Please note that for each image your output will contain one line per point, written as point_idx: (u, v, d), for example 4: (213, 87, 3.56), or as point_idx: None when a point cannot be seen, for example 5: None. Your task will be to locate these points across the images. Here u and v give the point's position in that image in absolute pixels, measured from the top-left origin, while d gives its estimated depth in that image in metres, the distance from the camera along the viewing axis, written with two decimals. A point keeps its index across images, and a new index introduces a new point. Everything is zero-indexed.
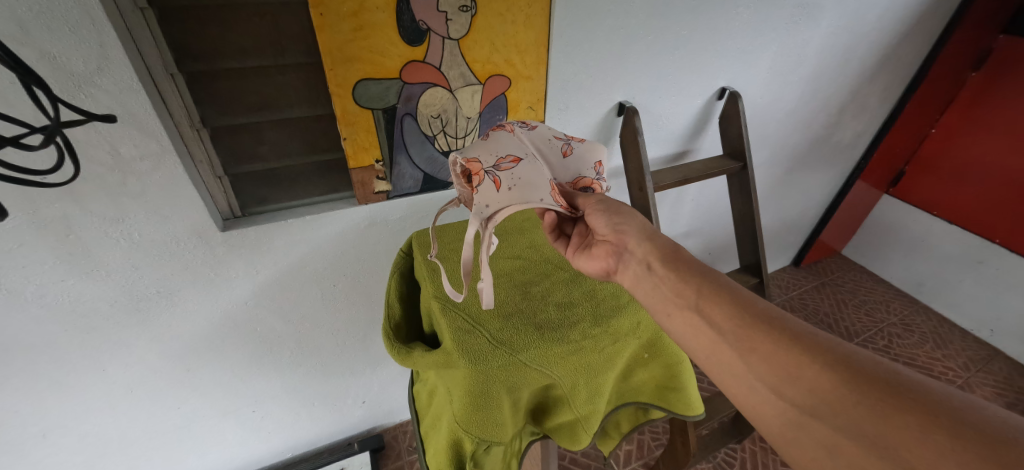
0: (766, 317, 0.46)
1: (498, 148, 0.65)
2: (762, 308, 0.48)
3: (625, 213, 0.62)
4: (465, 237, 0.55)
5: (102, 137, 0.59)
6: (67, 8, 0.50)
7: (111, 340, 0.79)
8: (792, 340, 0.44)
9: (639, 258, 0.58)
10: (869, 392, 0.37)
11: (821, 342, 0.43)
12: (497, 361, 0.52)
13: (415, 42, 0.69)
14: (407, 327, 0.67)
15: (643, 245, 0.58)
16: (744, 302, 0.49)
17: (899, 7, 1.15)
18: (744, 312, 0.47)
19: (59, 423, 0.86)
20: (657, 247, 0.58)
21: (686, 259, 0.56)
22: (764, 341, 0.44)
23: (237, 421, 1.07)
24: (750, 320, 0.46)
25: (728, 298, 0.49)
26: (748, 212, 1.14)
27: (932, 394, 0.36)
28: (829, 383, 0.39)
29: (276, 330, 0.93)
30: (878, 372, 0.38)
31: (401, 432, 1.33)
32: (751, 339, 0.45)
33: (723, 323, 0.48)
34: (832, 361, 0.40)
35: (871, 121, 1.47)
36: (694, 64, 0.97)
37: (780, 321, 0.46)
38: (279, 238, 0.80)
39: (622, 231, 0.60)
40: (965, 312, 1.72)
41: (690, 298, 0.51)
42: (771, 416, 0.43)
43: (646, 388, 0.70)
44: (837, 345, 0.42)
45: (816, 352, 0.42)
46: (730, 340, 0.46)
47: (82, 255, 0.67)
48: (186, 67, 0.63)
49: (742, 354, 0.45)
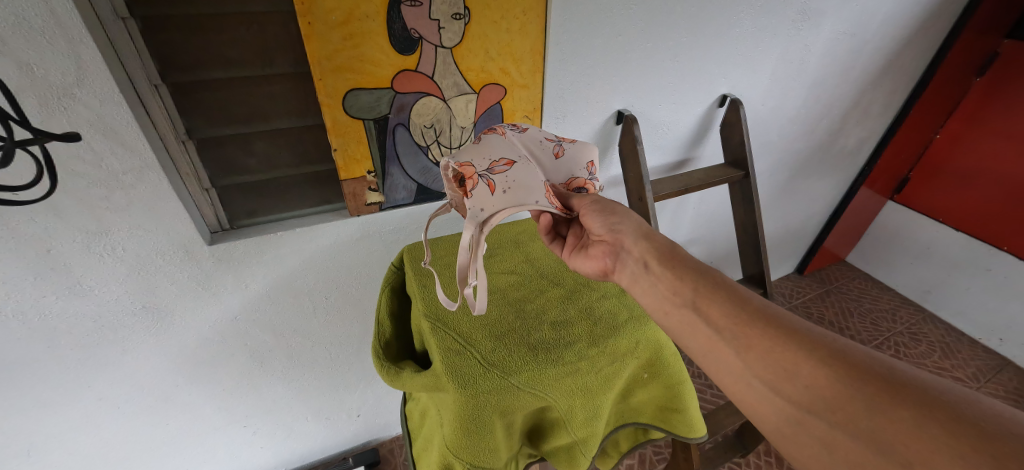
0: (763, 313, 0.45)
1: (491, 152, 0.63)
2: (758, 305, 0.46)
3: (620, 213, 0.59)
4: (461, 241, 0.53)
5: (84, 149, 0.57)
6: (44, 20, 0.48)
7: (96, 356, 0.77)
8: (789, 336, 0.43)
9: (636, 257, 0.56)
10: (865, 388, 0.37)
11: (817, 337, 0.42)
12: (487, 382, 0.49)
13: (407, 51, 0.67)
14: (397, 345, 0.64)
15: (640, 244, 0.56)
16: (742, 300, 0.47)
17: (903, 12, 1.13)
18: (740, 310, 0.46)
19: (43, 442, 0.84)
20: (654, 246, 0.55)
21: (682, 258, 0.53)
22: (761, 340, 0.43)
23: (227, 437, 1.04)
24: (747, 318, 0.45)
25: (725, 296, 0.48)
26: (751, 221, 1.12)
27: (927, 388, 0.35)
28: (826, 379, 0.39)
29: (267, 344, 0.91)
30: (873, 367, 0.38)
31: (397, 446, 1.30)
32: (749, 337, 0.44)
33: (720, 322, 0.46)
34: (828, 357, 0.40)
35: (874, 128, 1.45)
36: (694, 72, 0.96)
37: (776, 317, 0.45)
38: (268, 252, 0.78)
39: (618, 232, 0.58)
40: (972, 321, 1.69)
41: (687, 296, 0.50)
42: (769, 414, 0.42)
43: (646, 408, 0.67)
44: (832, 341, 0.41)
45: (812, 348, 0.41)
46: (727, 340, 0.45)
47: (63, 271, 0.65)
48: (170, 78, 0.61)
49: (739, 353, 0.44)
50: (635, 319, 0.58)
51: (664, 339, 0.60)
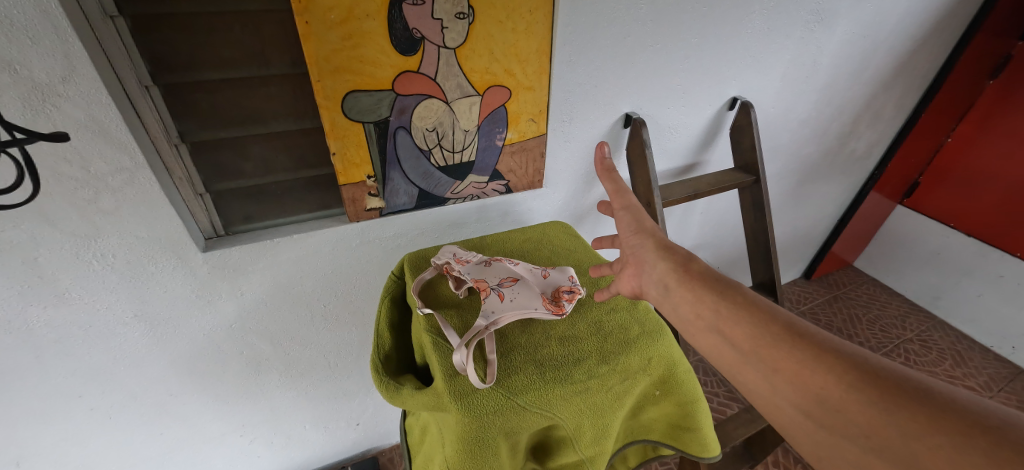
0: (788, 332, 0.42)
1: (489, 266, 0.63)
2: (784, 323, 0.43)
3: (641, 230, 0.57)
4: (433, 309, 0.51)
5: (71, 153, 0.55)
6: (29, 17, 0.46)
7: (86, 367, 0.74)
8: (815, 356, 0.40)
9: (656, 276, 0.52)
10: (899, 413, 0.34)
11: (844, 356, 0.39)
12: (496, 415, 0.46)
13: (409, 52, 0.64)
14: (398, 359, 0.62)
15: (659, 263, 0.53)
16: (766, 318, 0.44)
17: (918, 13, 1.10)
18: (764, 331, 0.43)
19: (34, 452, 0.82)
20: (673, 263, 0.52)
21: (702, 272, 0.50)
22: (787, 361, 0.41)
23: (223, 446, 1.01)
24: (772, 338, 0.43)
25: (748, 314, 0.45)
26: (762, 227, 1.08)
27: (966, 411, 0.33)
28: (858, 403, 0.36)
29: (263, 353, 0.88)
30: (907, 389, 0.35)
31: (397, 455, 1.26)
32: (774, 359, 0.42)
33: (745, 343, 0.44)
34: (858, 378, 0.37)
35: (885, 131, 1.42)
36: (703, 74, 0.93)
37: (801, 335, 0.42)
38: (264, 258, 0.75)
39: (638, 251, 0.55)
40: (985, 329, 1.64)
41: (709, 318, 0.47)
42: (801, 437, 0.40)
43: (657, 426, 0.65)
44: (862, 359, 0.38)
45: (841, 368, 0.38)
46: (752, 363, 0.43)
47: (51, 278, 0.63)
48: (162, 79, 0.59)
49: (766, 376, 0.42)
50: (647, 335, 0.56)
51: (678, 354, 0.57)
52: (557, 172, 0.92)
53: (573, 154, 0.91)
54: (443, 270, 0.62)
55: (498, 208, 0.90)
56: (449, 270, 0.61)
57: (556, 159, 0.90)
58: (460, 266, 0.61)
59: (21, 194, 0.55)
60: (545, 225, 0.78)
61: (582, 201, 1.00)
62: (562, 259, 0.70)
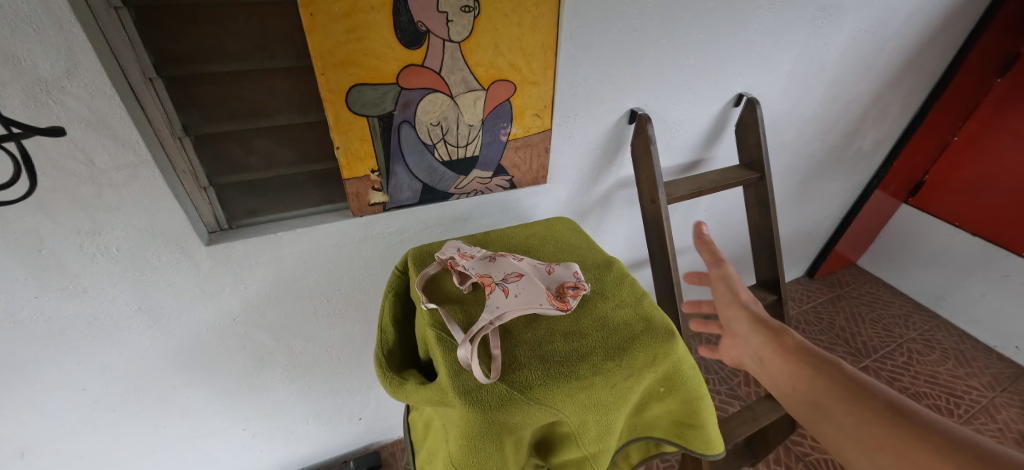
0: (890, 410, 0.42)
1: (494, 261, 0.62)
2: (886, 401, 0.43)
3: (733, 302, 0.59)
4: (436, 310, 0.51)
5: (74, 145, 0.54)
6: (32, 9, 0.45)
7: (90, 360, 0.75)
8: (922, 437, 0.39)
9: (753, 349, 0.55)
10: None
11: (956, 438, 0.37)
12: (502, 412, 0.46)
13: (414, 45, 0.64)
14: (402, 354, 0.62)
15: (754, 337, 0.55)
16: (866, 396, 0.44)
17: (927, 9, 1.09)
18: (864, 408, 0.43)
19: (38, 444, 0.82)
20: (767, 339, 0.54)
21: (799, 347, 0.52)
22: (890, 440, 0.40)
23: (226, 439, 1.02)
24: (872, 415, 0.43)
25: (846, 392, 0.45)
26: (766, 224, 1.07)
27: None
28: None
29: (266, 347, 0.89)
30: None
31: (399, 449, 1.27)
32: (875, 436, 0.41)
33: (845, 419, 0.44)
34: (969, 460, 0.36)
35: (891, 129, 1.41)
36: (709, 69, 0.92)
37: (906, 414, 0.41)
38: (267, 253, 0.75)
39: (732, 324, 0.58)
40: (989, 329, 1.63)
41: (807, 392, 0.48)
42: None
43: (661, 423, 0.65)
44: (977, 441, 0.37)
45: (951, 450, 0.37)
46: (852, 438, 0.43)
47: (55, 272, 0.63)
48: (166, 71, 0.59)
49: (868, 454, 0.41)
50: (652, 332, 0.55)
51: (684, 352, 0.57)
52: (562, 168, 0.91)
53: (578, 150, 0.90)
54: (448, 265, 0.62)
55: (502, 204, 0.90)
56: (453, 265, 0.61)
57: (561, 155, 0.89)
58: (465, 260, 0.61)
59: (22, 187, 0.54)
60: (549, 221, 0.77)
61: (587, 197, 1.00)
62: (567, 255, 0.69)
